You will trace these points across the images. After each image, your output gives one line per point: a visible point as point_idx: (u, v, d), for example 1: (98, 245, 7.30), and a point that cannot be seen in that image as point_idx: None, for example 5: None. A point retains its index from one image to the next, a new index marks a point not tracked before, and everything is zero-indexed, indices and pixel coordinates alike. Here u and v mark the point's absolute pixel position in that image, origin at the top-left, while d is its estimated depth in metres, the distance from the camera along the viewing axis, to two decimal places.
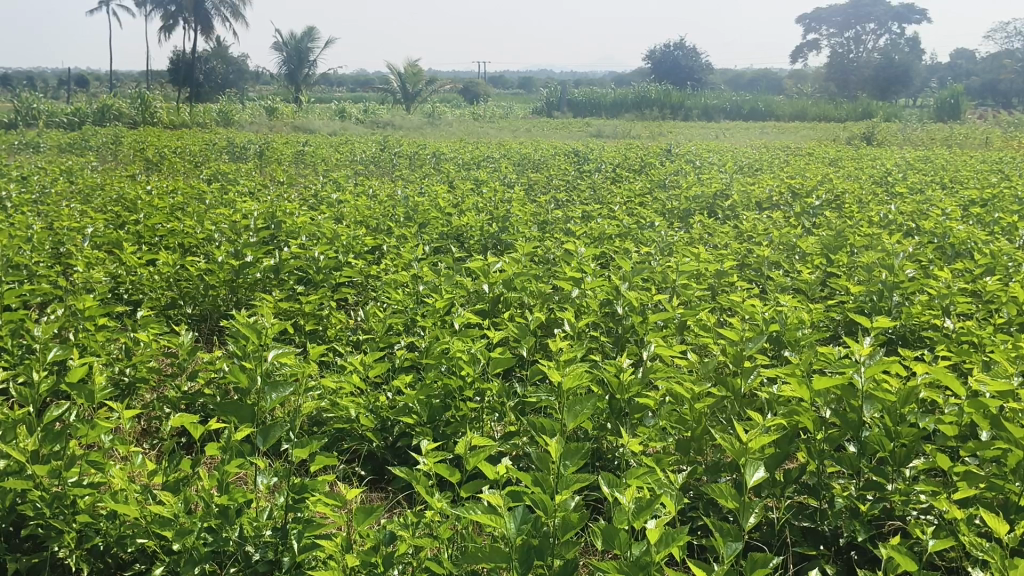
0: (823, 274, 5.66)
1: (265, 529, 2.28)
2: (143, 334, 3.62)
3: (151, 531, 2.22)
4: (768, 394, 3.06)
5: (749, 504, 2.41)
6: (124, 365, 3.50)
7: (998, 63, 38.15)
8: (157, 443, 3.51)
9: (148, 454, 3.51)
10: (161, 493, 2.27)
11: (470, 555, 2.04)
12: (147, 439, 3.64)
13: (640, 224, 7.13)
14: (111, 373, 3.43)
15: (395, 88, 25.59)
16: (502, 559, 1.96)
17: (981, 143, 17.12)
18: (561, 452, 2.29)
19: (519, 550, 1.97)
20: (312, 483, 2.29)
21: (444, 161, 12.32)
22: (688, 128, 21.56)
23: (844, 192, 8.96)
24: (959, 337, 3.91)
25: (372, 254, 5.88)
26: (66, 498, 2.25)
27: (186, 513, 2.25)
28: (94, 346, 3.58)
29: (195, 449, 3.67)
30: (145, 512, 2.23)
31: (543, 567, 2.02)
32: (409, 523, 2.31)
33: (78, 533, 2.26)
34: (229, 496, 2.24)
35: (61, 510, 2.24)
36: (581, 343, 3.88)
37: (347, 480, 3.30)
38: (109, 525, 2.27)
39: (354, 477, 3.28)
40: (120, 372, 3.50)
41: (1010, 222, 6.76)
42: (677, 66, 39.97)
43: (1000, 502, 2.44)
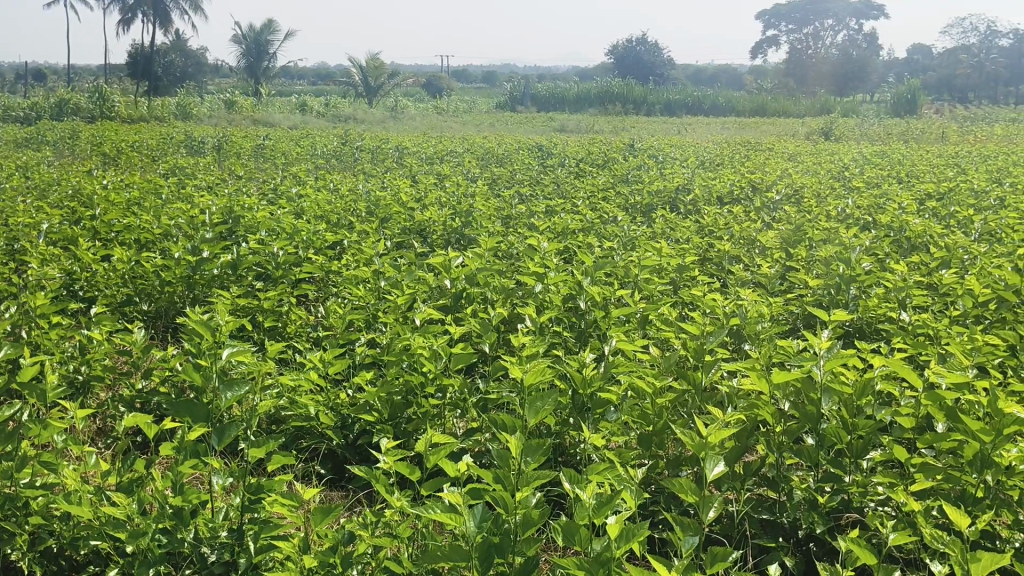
0: (783, 268, 5.67)
1: (221, 530, 2.19)
2: (97, 333, 3.47)
3: (104, 533, 2.12)
4: (729, 388, 3.02)
5: (711, 499, 2.36)
6: (78, 363, 3.36)
7: (954, 59, 38.78)
8: (111, 443, 3.38)
9: (103, 454, 3.39)
10: (114, 493, 2.18)
11: (428, 555, 1.96)
12: (101, 439, 3.52)
13: (603, 219, 7.12)
14: (64, 372, 3.30)
15: (356, 81, 25.40)
16: (461, 558, 1.88)
17: (936, 137, 17.33)
18: (522, 448, 2.22)
19: (479, 548, 1.90)
20: (268, 482, 2.21)
21: (407, 155, 12.21)
22: (650, 123, 21.60)
23: (804, 186, 9.00)
24: (914, 329, 3.92)
25: (333, 250, 5.78)
26: (20, 500, 2.16)
27: (139, 514, 2.16)
28: (46, 345, 3.45)
29: (150, 449, 3.55)
30: (97, 513, 2.13)
31: (503, 566, 1.95)
32: (368, 522, 2.24)
33: (30, 535, 2.16)
34: (183, 496, 2.15)
35: (13, 511, 2.15)
36: (544, 337, 3.83)
37: (305, 480, 3.22)
38: (63, 527, 2.19)
39: (313, 475, 3.19)
40: (74, 371, 3.37)
41: (966, 217, 6.82)
42: (638, 63, 40.11)
43: (956, 494, 2.42)
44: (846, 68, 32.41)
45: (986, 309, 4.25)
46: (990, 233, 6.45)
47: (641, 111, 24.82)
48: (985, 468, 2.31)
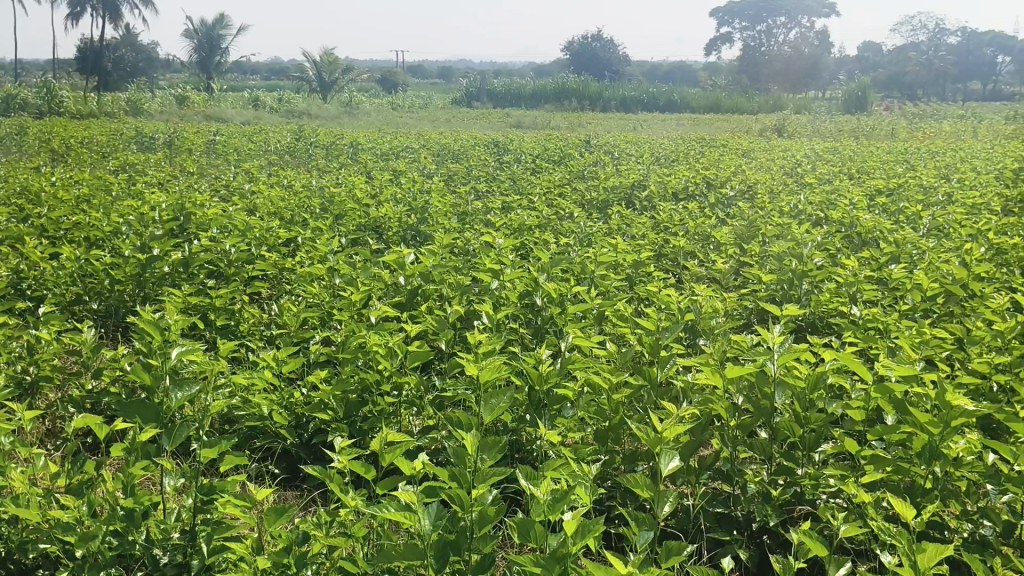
0: (737, 263, 5.71)
1: (172, 532, 2.15)
2: (44, 333, 3.38)
3: (53, 537, 2.08)
4: (684, 383, 3.03)
5: (666, 494, 2.36)
6: (26, 364, 3.28)
7: (903, 56, 39.41)
8: (60, 445, 3.31)
9: (52, 456, 3.31)
10: (62, 497, 2.13)
11: (382, 554, 1.94)
12: (50, 440, 3.44)
13: (559, 215, 7.12)
14: (10, 373, 3.22)
15: (311, 76, 25.16)
16: (416, 557, 1.86)
17: (887, 133, 17.63)
18: (478, 445, 2.20)
19: (434, 547, 1.88)
20: (221, 483, 2.17)
21: (361, 151, 12.12)
22: (605, 119, 21.70)
23: (757, 183, 9.10)
24: (865, 323, 3.97)
25: (286, 247, 5.71)
26: None
27: (90, 517, 2.11)
28: None
29: (101, 451, 3.48)
30: (46, 516, 2.08)
31: (459, 563, 1.94)
32: (322, 522, 2.21)
33: None
34: (134, 498, 2.11)
35: None
36: (500, 334, 3.81)
37: (258, 480, 3.18)
38: (11, 531, 2.13)
39: (266, 475, 3.15)
40: (22, 371, 3.28)
41: (915, 212, 6.93)
42: (594, 59, 40.22)
43: (906, 485, 2.45)
44: (798, 66, 32.81)
45: (935, 303, 4.32)
46: (939, 228, 6.56)
47: (597, 108, 24.90)
48: (934, 459, 2.34)
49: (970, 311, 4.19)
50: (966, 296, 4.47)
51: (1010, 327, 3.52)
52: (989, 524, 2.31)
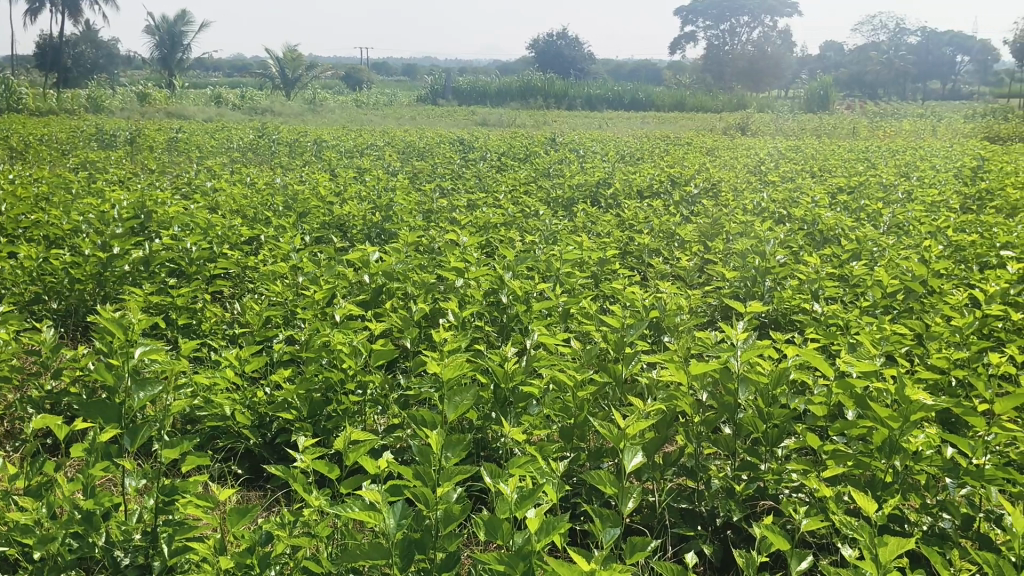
0: (701, 260, 5.74)
1: (134, 533, 2.13)
2: (1, 332, 3.32)
3: (10, 540, 2.05)
4: (649, 379, 3.04)
5: (630, 490, 2.37)
6: None
7: (864, 56, 39.87)
8: (18, 446, 3.25)
9: (10, 458, 3.25)
10: (20, 500, 2.09)
11: (347, 553, 1.93)
12: (7, 441, 3.38)
13: (525, 213, 7.12)
14: None
15: (274, 73, 24.95)
16: (381, 557, 1.86)
17: (848, 132, 17.84)
18: (442, 443, 2.19)
19: (400, 546, 1.88)
20: (184, 483, 2.15)
21: (325, 149, 12.05)
22: (571, 118, 21.75)
23: (720, 181, 9.17)
24: (826, 320, 4.01)
25: (249, 245, 5.66)
26: None
27: (48, 520, 2.08)
28: None
29: (60, 452, 3.43)
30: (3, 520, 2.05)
31: (425, 562, 1.93)
32: (285, 522, 2.20)
33: None
34: (94, 499, 2.08)
35: None
36: (465, 332, 3.81)
37: (221, 480, 3.15)
38: None
39: (229, 476, 3.12)
40: None
41: (875, 209, 7.02)
42: (559, 57, 40.28)
43: (868, 479, 2.48)
44: (761, 65, 33.10)
45: (895, 299, 4.37)
46: (899, 226, 6.64)
47: (562, 106, 24.94)
48: (894, 453, 2.37)
49: (929, 307, 4.25)
50: (925, 293, 4.53)
51: (968, 323, 3.57)
52: (948, 517, 2.35)
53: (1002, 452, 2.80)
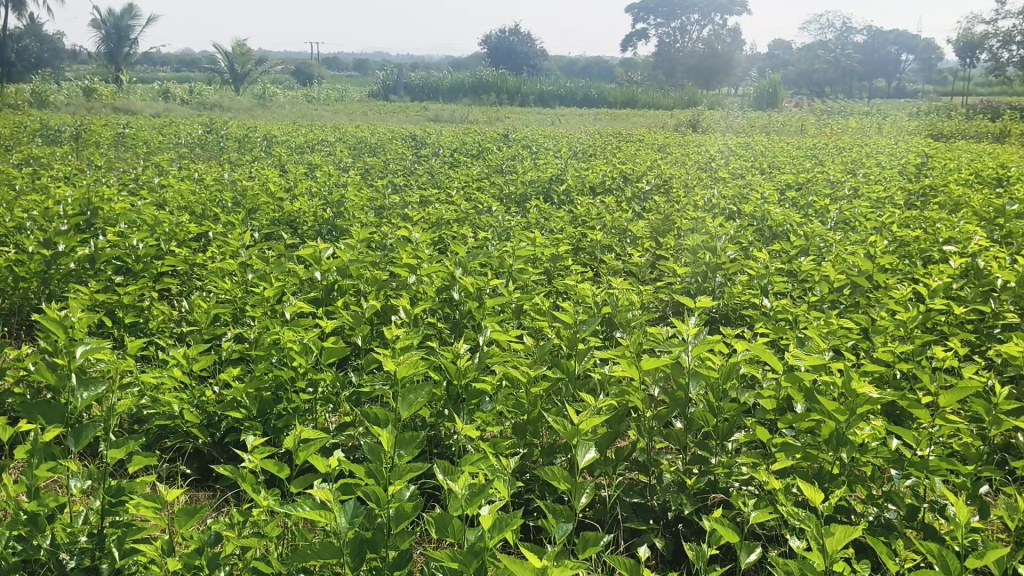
0: (652, 256, 5.77)
1: (80, 535, 2.08)
2: None
3: None
4: (602, 374, 3.05)
5: (583, 486, 2.37)
6: None
7: (812, 54, 40.45)
8: None
9: None
10: None
11: (297, 552, 1.90)
12: None
13: (477, 209, 7.11)
14: None
15: (223, 69, 24.62)
16: (332, 556, 1.83)
17: (796, 129, 18.11)
18: (394, 441, 2.17)
19: (350, 544, 1.86)
20: (130, 484, 2.10)
21: (276, 144, 11.92)
22: (523, 114, 21.78)
23: (672, 177, 9.24)
24: (776, 314, 4.05)
25: (197, 242, 5.56)
26: None
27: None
28: None
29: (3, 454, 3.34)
30: None
31: (377, 560, 1.91)
32: (235, 522, 2.16)
33: None
34: (38, 501, 2.03)
35: None
36: (417, 329, 3.78)
37: (169, 480, 3.09)
38: None
39: (178, 475, 3.06)
40: None
41: (823, 206, 7.12)
42: (511, 53, 40.29)
43: (815, 472, 2.51)
44: (711, 63, 33.43)
45: (841, 295, 4.44)
46: (845, 222, 6.74)
47: (515, 102, 24.95)
48: (841, 445, 2.41)
49: (875, 302, 4.32)
50: (871, 288, 4.60)
51: (912, 317, 3.64)
52: (893, 507, 2.40)
53: (945, 444, 2.86)
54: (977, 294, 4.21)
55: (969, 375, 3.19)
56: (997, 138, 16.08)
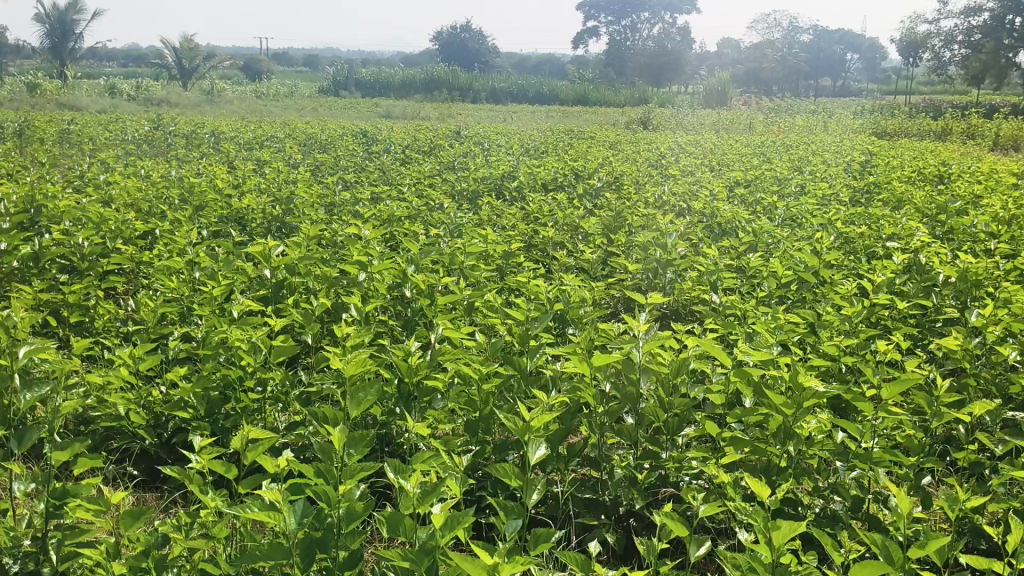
0: (604, 253, 5.79)
1: (23, 539, 2.03)
2: None
3: None
4: (553, 371, 3.05)
5: (535, 482, 2.37)
6: None
7: (760, 53, 40.93)
8: None
9: None
10: None
11: (246, 553, 1.87)
12: None
13: (429, 206, 7.08)
14: None
15: (170, 64, 24.24)
16: (282, 557, 1.81)
17: (744, 127, 18.32)
18: (344, 440, 2.15)
19: (301, 544, 1.84)
20: (75, 486, 2.06)
21: (224, 140, 11.75)
22: (475, 111, 21.77)
23: (623, 174, 9.29)
24: (725, 310, 4.09)
25: (144, 240, 5.47)
26: None
27: None
28: None
29: None
30: None
31: (328, 560, 1.89)
32: (183, 523, 2.13)
33: None
34: None
35: None
36: (368, 327, 3.76)
37: (116, 483, 3.03)
38: None
39: (124, 478, 3.00)
40: None
41: (771, 203, 7.21)
42: (463, 50, 40.20)
43: (763, 465, 2.55)
44: (661, 61, 33.70)
45: (788, 290, 4.50)
46: (792, 218, 6.84)
47: (466, 98, 24.91)
48: (788, 439, 2.44)
49: (821, 298, 4.38)
50: (817, 283, 4.67)
51: (856, 312, 3.69)
52: (839, 499, 2.44)
53: (888, 436, 2.91)
54: (919, 290, 4.29)
55: (912, 369, 3.25)
56: (938, 136, 16.44)
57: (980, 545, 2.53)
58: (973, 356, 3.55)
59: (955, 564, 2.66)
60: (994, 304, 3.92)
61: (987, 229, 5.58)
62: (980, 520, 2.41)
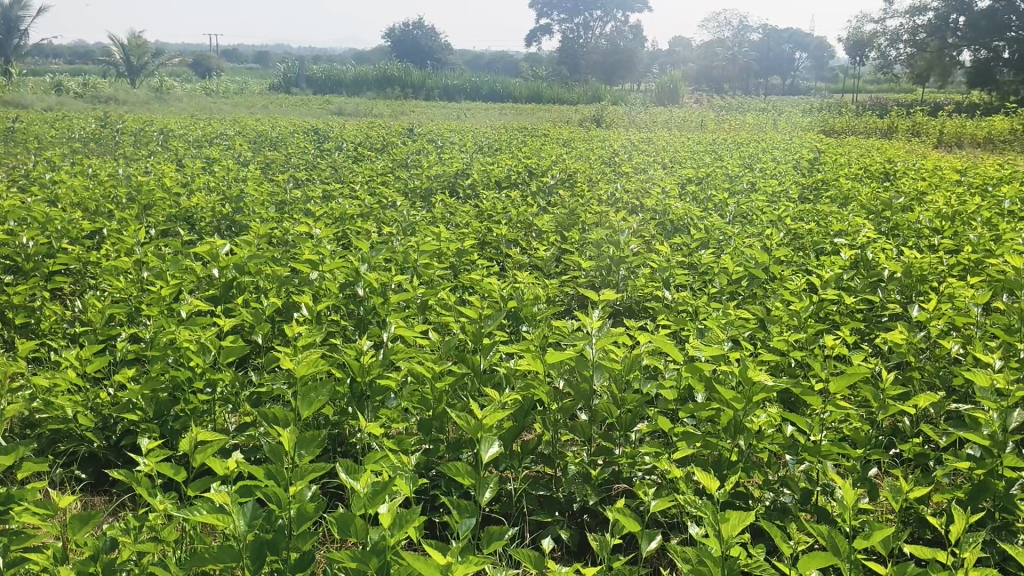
0: (558, 250, 5.79)
1: None
2: None
3: None
4: (507, 369, 3.03)
5: (488, 480, 2.35)
6: None
7: (712, 51, 41.30)
8: None
9: None
10: None
11: (194, 557, 1.83)
12: None
13: (382, 204, 7.04)
14: None
15: (117, 61, 23.84)
16: (231, 559, 1.78)
17: (696, 125, 18.46)
18: (294, 440, 2.11)
19: (250, 547, 1.79)
20: (18, 490, 2.00)
21: (173, 138, 11.57)
22: (429, 109, 21.70)
23: (576, 172, 9.32)
24: (677, 307, 4.11)
25: (91, 239, 5.36)
26: None
27: None
28: None
29: None
30: None
31: (278, 563, 1.85)
32: (131, 527, 2.08)
33: None
34: None
35: None
36: (320, 326, 3.71)
37: (63, 487, 2.95)
38: None
39: (72, 482, 2.93)
40: None
41: (722, 200, 7.27)
42: (414, 48, 40.05)
43: (715, 459, 2.56)
44: (613, 59, 33.85)
45: (739, 286, 4.53)
46: (743, 215, 6.90)
47: (420, 96, 24.81)
48: (739, 433, 2.47)
49: (771, 293, 4.42)
50: (767, 279, 4.71)
51: (805, 307, 3.73)
52: (788, 492, 2.47)
53: (836, 429, 2.95)
54: (865, 285, 4.35)
55: (860, 363, 3.29)
56: (885, 134, 16.71)
57: (925, 535, 2.57)
58: (918, 351, 3.60)
59: (901, 554, 2.70)
60: (938, 298, 3.99)
61: (931, 225, 5.67)
62: (924, 510, 2.45)
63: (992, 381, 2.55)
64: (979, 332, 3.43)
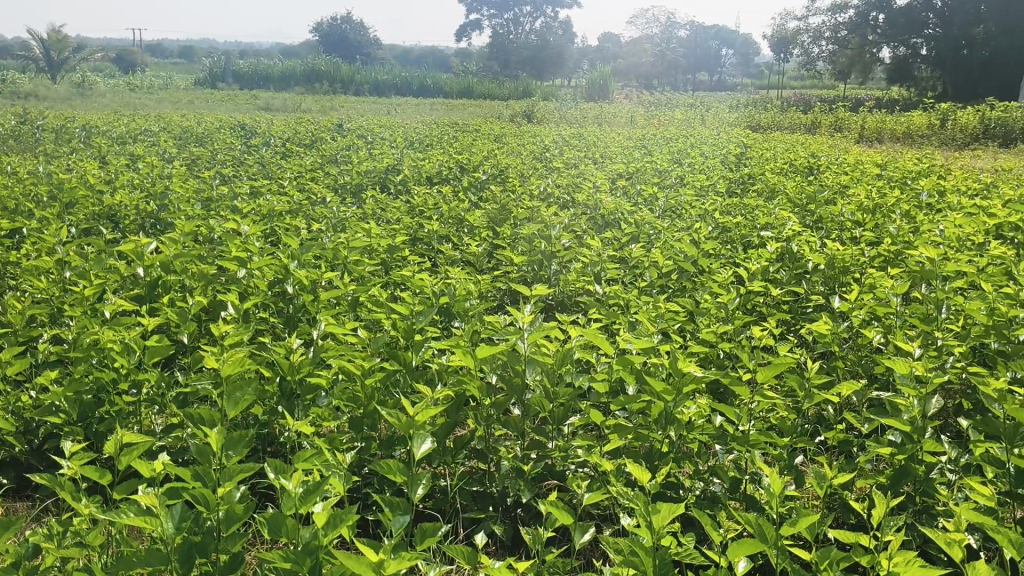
0: (489, 245, 5.80)
1: None
2: None
3: None
4: (439, 365, 3.01)
5: (419, 478, 2.33)
6: None
7: (641, 48, 41.73)
8: None
9: None
10: None
11: (120, 562, 1.78)
12: None
13: (311, 200, 6.96)
14: None
15: (36, 56, 23.17)
16: (159, 562, 1.73)
17: (626, 120, 18.65)
18: (222, 440, 2.07)
19: (178, 549, 1.75)
20: None
21: (94, 134, 11.29)
22: (358, 104, 21.49)
23: (507, 168, 9.33)
24: (608, 300, 4.15)
25: (9, 239, 5.21)
26: None
27: None
28: None
29: None
30: None
31: (207, 565, 1.80)
32: (54, 532, 2.02)
33: None
34: None
35: None
36: (248, 324, 3.65)
37: None
38: None
39: None
40: None
41: (651, 194, 7.35)
42: (343, 44, 39.67)
43: (646, 451, 2.58)
44: (544, 55, 33.93)
45: (669, 279, 4.59)
46: (672, 209, 6.97)
47: (350, 92, 24.58)
48: (669, 424, 2.48)
49: (699, 286, 4.49)
50: (696, 272, 4.77)
51: (733, 299, 3.79)
52: (717, 481, 2.51)
53: (763, 419, 3.00)
54: (791, 277, 4.44)
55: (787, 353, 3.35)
56: (809, 129, 17.06)
57: (848, 519, 2.65)
58: (841, 339, 3.69)
59: (826, 538, 2.77)
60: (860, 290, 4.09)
61: (854, 218, 5.81)
62: (847, 495, 2.52)
63: (911, 368, 2.62)
64: (899, 321, 3.52)
